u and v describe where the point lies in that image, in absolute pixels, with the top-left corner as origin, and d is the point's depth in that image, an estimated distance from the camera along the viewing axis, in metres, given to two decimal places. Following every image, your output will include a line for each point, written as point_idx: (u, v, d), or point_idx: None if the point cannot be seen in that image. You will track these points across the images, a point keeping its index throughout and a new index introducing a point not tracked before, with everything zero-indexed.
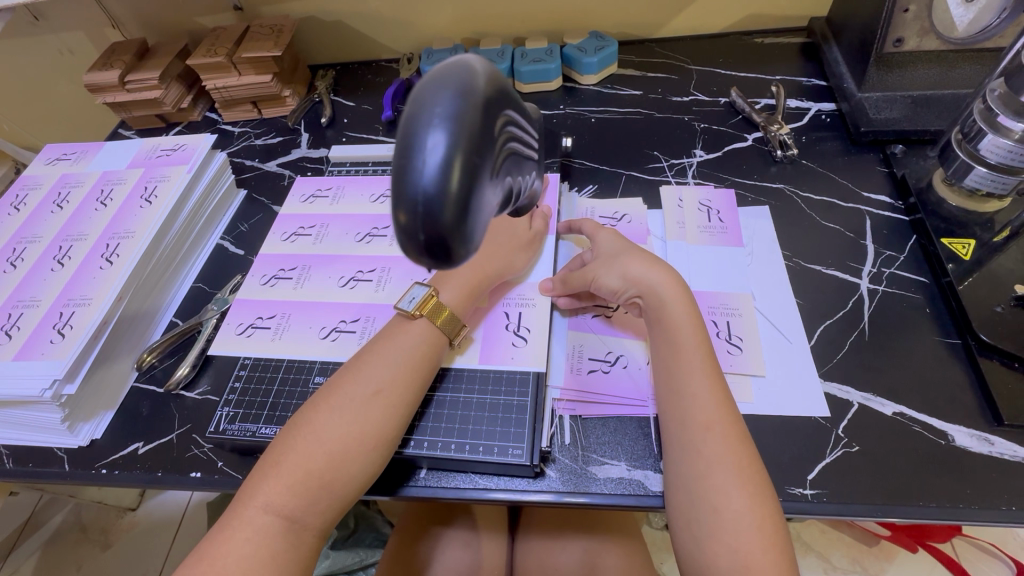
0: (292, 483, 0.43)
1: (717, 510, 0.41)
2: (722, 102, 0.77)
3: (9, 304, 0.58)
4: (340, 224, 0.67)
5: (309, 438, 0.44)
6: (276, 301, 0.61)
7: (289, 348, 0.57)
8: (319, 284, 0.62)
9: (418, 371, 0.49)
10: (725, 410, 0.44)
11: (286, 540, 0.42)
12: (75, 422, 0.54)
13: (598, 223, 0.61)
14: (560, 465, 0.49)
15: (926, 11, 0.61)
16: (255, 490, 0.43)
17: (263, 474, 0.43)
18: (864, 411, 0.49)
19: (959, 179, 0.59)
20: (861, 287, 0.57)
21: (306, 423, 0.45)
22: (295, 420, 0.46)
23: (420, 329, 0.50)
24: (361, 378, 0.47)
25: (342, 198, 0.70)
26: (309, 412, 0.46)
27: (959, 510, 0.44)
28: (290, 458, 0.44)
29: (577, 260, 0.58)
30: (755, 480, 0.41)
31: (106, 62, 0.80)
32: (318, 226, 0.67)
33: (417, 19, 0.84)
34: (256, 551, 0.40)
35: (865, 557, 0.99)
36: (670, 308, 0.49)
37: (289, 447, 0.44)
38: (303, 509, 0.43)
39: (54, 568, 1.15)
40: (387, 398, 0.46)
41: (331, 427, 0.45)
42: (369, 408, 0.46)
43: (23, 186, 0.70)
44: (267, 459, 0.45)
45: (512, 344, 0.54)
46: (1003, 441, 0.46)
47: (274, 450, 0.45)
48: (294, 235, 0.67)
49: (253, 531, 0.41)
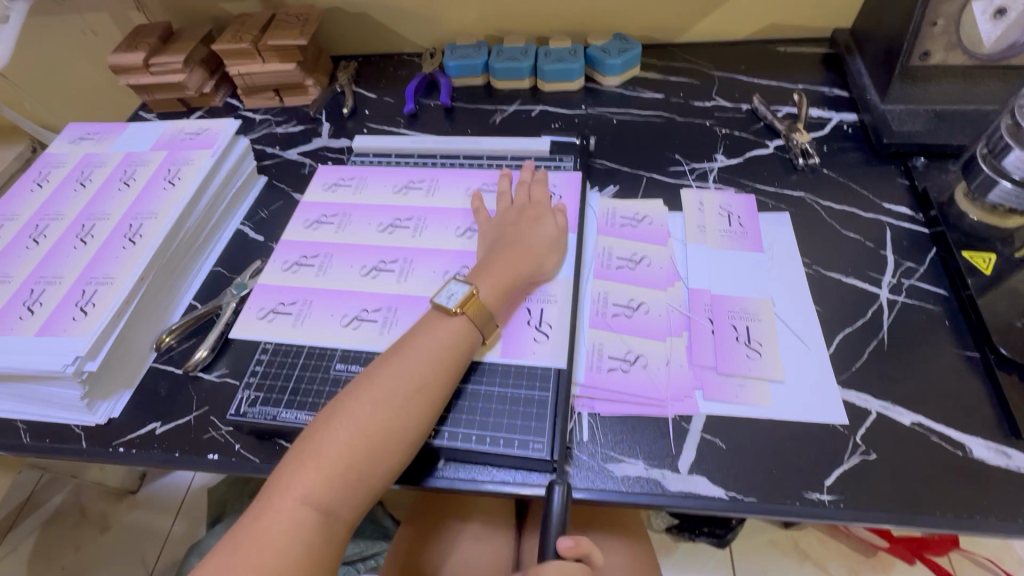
0: (333, 477, 0.43)
1: None
2: (744, 108, 0.77)
3: (31, 281, 0.58)
4: (361, 214, 0.67)
5: (350, 428, 0.44)
6: (298, 287, 0.61)
7: (310, 334, 0.57)
8: (340, 272, 0.62)
9: (452, 366, 0.49)
10: None
11: (320, 535, 0.42)
12: (95, 400, 0.54)
13: (745, 207, 0.66)
14: (578, 462, 0.49)
15: (954, 25, 0.62)
16: (292, 481, 0.43)
17: (301, 461, 0.43)
18: (881, 419, 0.50)
19: (982, 194, 0.59)
20: (881, 297, 0.57)
21: (342, 412, 0.45)
22: (331, 409, 0.46)
23: (458, 326, 0.51)
24: (403, 371, 0.47)
25: (365, 186, 0.70)
26: (347, 401, 0.46)
27: (974, 521, 0.44)
28: (330, 450, 0.44)
29: (725, 218, 0.65)
30: None
31: (130, 44, 0.80)
32: (340, 215, 0.68)
33: (442, 15, 0.85)
34: (294, 545, 0.41)
35: (862, 567, 0.99)
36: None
37: (331, 439, 0.44)
38: (339, 502, 0.43)
39: (52, 548, 1.15)
40: (425, 395, 0.47)
41: (373, 421, 0.45)
42: (410, 406, 0.46)
43: (45, 163, 0.70)
44: (301, 450, 0.44)
45: (534, 340, 0.54)
46: (1020, 454, 0.47)
47: (309, 438, 0.45)
48: (316, 223, 0.67)
49: (289, 525, 0.41)
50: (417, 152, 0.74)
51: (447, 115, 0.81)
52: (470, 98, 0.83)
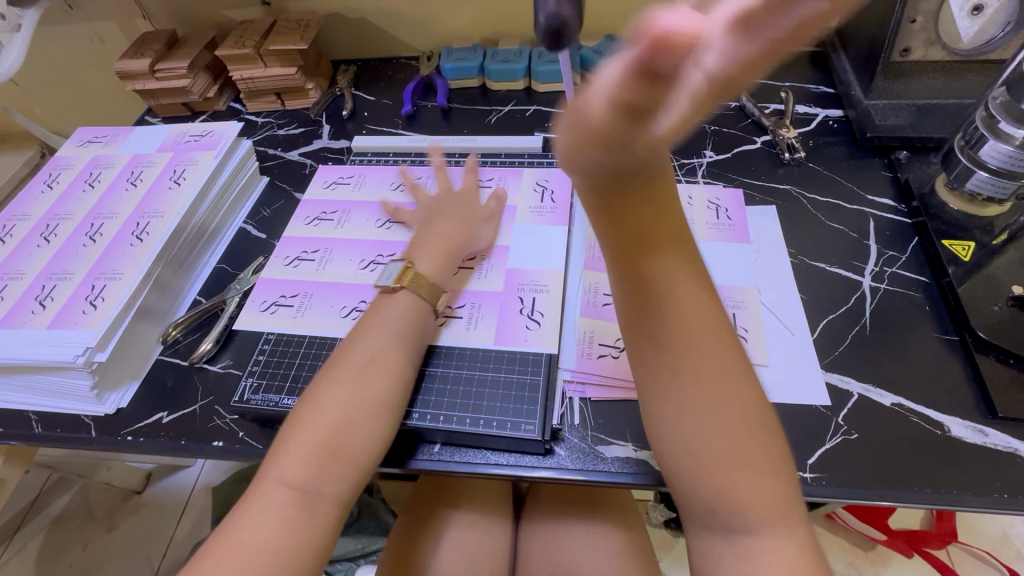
0: (307, 455, 0.44)
1: (704, 434, 0.38)
2: (733, 105, 0.79)
3: (42, 277, 0.60)
4: (360, 210, 0.70)
5: (317, 408, 0.46)
6: (299, 281, 0.63)
7: (311, 326, 0.59)
8: (339, 266, 0.64)
9: (404, 339, 0.52)
10: (723, 367, 0.40)
11: (300, 509, 0.42)
12: (104, 390, 0.56)
13: (733, 199, 0.68)
14: (569, 444, 0.51)
15: (932, 22, 0.63)
16: (269, 468, 0.44)
17: (277, 450, 0.45)
18: (863, 401, 0.51)
19: (959, 184, 0.61)
20: (864, 285, 0.59)
21: (309, 399, 0.47)
22: (301, 400, 0.48)
23: (404, 299, 0.54)
24: (360, 350, 0.50)
25: (362, 184, 0.73)
26: (314, 389, 0.48)
27: (953, 496, 0.46)
28: (300, 433, 0.45)
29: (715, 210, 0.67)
30: (759, 450, 0.38)
31: (137, 51, 0.83)
32: (339, 212, 0.70)
33: (438, 19, 0.87)
34: (275, 521, 0.41)
35: (861, 561, 1.00)
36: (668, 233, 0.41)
37: (312, 425, 0.45)
38: (319, 479, 0.44)
39: (60, 547, 1.17)
40: (381, 366, 0.49)
41: (336, 397, 0.47)
42: (368, 379, 0.48)
43: (55, 165, 0.72)
44: (281, 440, 0.45)
45: (526, 327, 0.57)
46: (997, 432, 0.48)
47: (287, 429, 0.46)
48: (317, 220, 0.69)
49: (269, 505, 0.42)
50: (415, 152, 0.77)
51: (444, 115, 0.84)
52: (466, 99, 0.85)
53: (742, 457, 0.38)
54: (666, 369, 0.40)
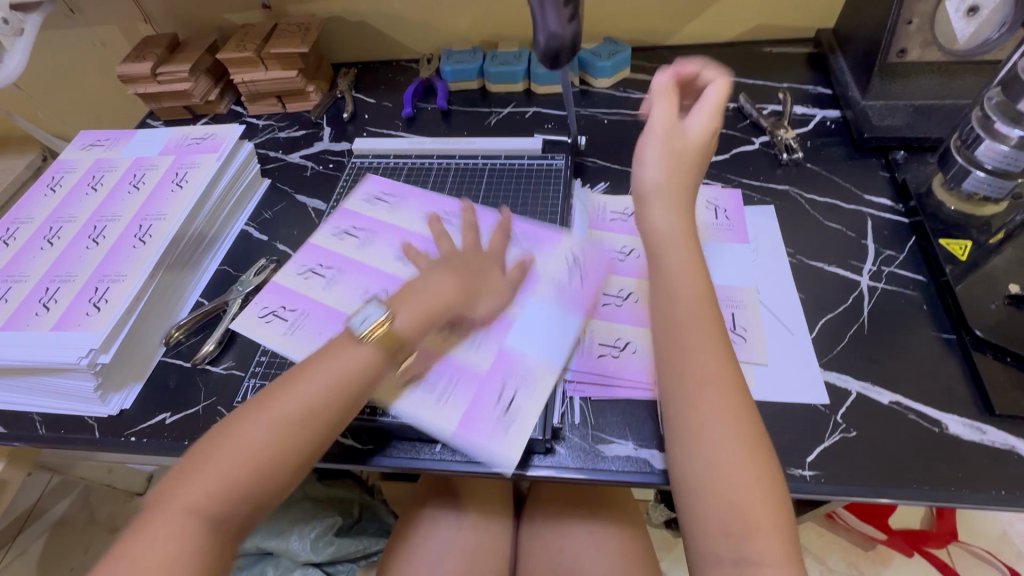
0: (217, 487, 0.41)
1: (714, 458, 0.41)
2: (731, 107, 0.80)
3: (46, 279, 0.60)
4: (386, 234, 0.66)
5: (237, 441, 0.43)
6: (304, 295, 0.61)
7: (294, 346, 0.57)
8: (344, 290, 0.61)
9: (352, 390, 0.46)
10: (728, 369, 0.44)
11: (199, 543, 0.40)
12: (107, 392, 0.57)
13: (730, 200, 0.68)
14: (570, 443, 0.51)
15: (928, 23, 0.64)
16: (175, 490, 0.41)
17: (187, 472, 0.42)
18: (861, 399, 0.52)
19: (957, 183, 0.62)
20: (862, 284, 0.60)
21: (232, 427, 0.44)
22: (224, 422, 0.45)
23: (363, 355, 0.47)
24: (301, 389, 0.45)
25: (401, 207, 0.69)
26: (241, 414, 0.44)
27: (950, 493, 0.46)
28: (213, 463, 0.42)
29: (716, 212, 0.67)
30: (767, 472, 0.41)
31: (139, 54, 0.83)
32: (366, 230, 0.67)
33: (439, 22, 0.88)
34: (169, 550, 0.39)
35: (861, 561, 1.01)
36: (682, 282, 0.48)
37: (224, 457, 0.42)
38: (225, 512, 0.41)
39: (62, 549, 1.17)
40: (320, 412, 0.45)
41: (259, 433, 0.43)
42: (303, 421, 0.44)
43: (58, 169, 0.73)
44: (187, 465, 0.43)
45: (496, 420, 0.50)
46: (995, 430, 0.49)
47: (199, 452, 0.43)
48: (344, 233, 0.67)
49: (168, 532, 0.40)
50: (415, 154, 0.77)
51: (445, 117, 0.84)
52: (466, 101, 0.86)
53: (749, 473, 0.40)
54: (691, 380, 0.44)
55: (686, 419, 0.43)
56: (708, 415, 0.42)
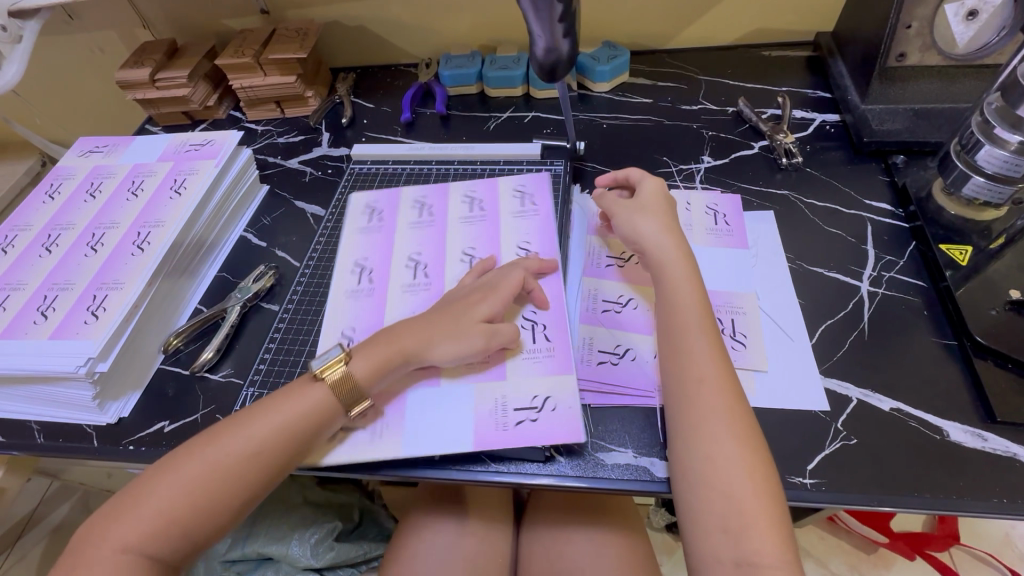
0: (153, 528, 0.43)
1: (711, 458, 0.43)
2: (730, 111, 0.79)
3: (44, 287, 0.60)
4: (486, 226, 0.66)
5: (171, 482, 0.44)
6: (395, 220, 0.69)
7: (348, 249, 0.67)
8: (412, 240, 0.67)
9: (295, 435, 0.47)
10: (722, 371, 0.47)
11: None
12: (106, 400, 0.57)
13: (728, 207, 0.68)
14: (570, 451, 0.51)
15: (928, 27, 0.64)
16: (110, 532, 0.43)
17: (121, 509, 0.44)
18: (862, 406, 0.51)
19: (957, 188, 0.61)
20: (862, 289, 0.59)
21: (172, 467, 0.45)
22: (165, 460, 0.46)
23: (316, 394, 0.49)
24: (244, 433, 0.47)
25: (525, 219, 0.66)
26: (183, 455, 0.46)
27: (952, 501, 0.46)
28: (149, 503, 0.44)
29: (717, 218, 0.67)
30: (762, 470, 0.43)
31: (137, 60, 0.83)
32: (482, 213, 0.68)
33: (437, 26, 0.88)
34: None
35: (863, 563, 1.00)
36: (680, 295, 0.52)
37: (159, 496, 0.44)
38: (162, 552, 0.43)
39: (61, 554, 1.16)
40: (259, 457, 0.46)
41: (198, 475, 0.45)
42: (241, 464, 0.46)
43: (57, 176, 0.73)
44: (122, 500, 0.45)
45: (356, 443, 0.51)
46: (996, 437, 0.48)
47: (137, 488, 0.45)
48: (474, 201, 0.69)
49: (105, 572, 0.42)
50: (414, 159, 0.77)
51: (443, 122, 0.84)
52: (465, 106, 0.86)
53: (745, 473, 0.42)
54: (691, 380, 0.47)
55: (684, 421, 0.46)
56: (704, 415, 0.45)
